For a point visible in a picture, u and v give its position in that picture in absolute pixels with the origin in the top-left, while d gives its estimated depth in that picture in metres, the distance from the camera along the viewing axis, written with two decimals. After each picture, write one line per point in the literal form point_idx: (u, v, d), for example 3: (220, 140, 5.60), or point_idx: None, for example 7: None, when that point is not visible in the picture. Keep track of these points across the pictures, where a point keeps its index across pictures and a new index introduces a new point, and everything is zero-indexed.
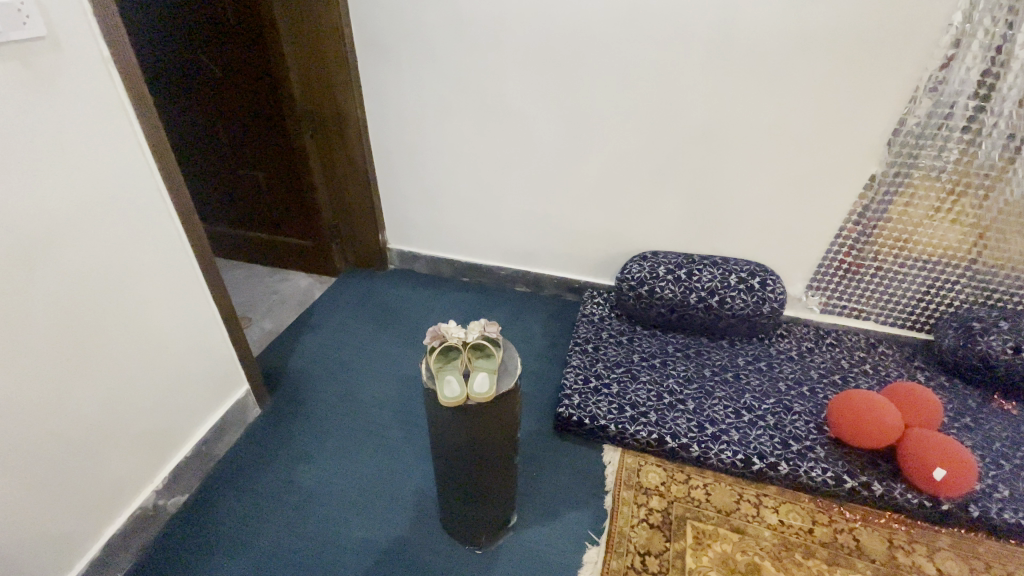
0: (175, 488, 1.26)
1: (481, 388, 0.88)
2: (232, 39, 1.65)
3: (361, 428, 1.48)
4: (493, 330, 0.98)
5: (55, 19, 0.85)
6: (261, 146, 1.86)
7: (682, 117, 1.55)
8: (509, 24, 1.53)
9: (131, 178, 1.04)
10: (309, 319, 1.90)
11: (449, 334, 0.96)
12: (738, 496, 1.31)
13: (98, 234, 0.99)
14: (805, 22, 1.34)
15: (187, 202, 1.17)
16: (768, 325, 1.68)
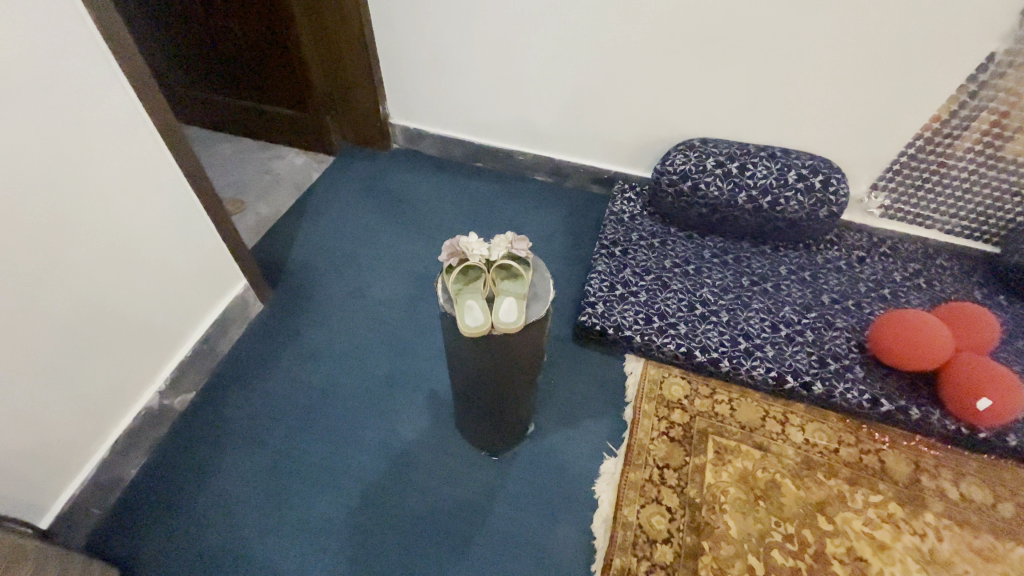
0: (179, 386, 1.20)
1: (509, 320, 0.76)
2: None
3: (370, 327, 1.39)
4: (522, 245, 0.82)
5: None
6: None
7: None
8: None
9: (54, 32, 0.79)
10: (307, 205, 1.72)
11: (470, 251, 0.80)
12: (764, 412, 1.26)
13: (27, 109, 0.78)
14: None
15: (139, 67, 0.93)
16: (820, 230, 1.50)
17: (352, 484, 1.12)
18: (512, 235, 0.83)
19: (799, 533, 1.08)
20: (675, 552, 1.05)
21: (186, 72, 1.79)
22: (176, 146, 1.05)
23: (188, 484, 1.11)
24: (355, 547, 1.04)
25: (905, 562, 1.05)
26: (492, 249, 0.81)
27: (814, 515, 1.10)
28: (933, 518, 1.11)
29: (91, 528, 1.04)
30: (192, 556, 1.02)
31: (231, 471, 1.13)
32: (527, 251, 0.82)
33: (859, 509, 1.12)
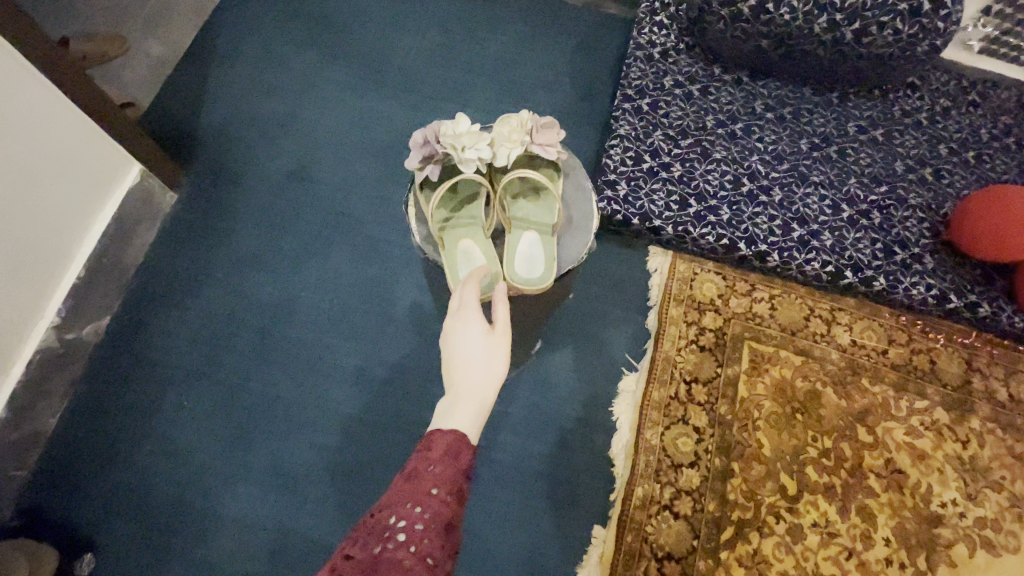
0: (83, 312, 0.94)
1: (545, 268, 0.74)
2: None
3: (324, 220, 1.08)
4: (545, 142, 0.73)
5: None
6: None
7: None
8: None
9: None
10: (215, 41, 1.24)
11: (467, 158, 0.69)
12: (809, 311, 1.07)
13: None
14: None
15: None
16: (909, 71, 1.13)
17: (328, 420, 0.94)
18: (529, 122, 0.73)
19: (836, 447, 0.98)
20: (702, 476, 0.94)
21: None
22: None
23: (130, 431, 0.92)
24: (339, 492, 0.90)
25: (943, 471, 0.97)
26: (507, 153, 0.72)
27: (855, 426, 0.99)
28: (978, 424, 1.00)
29: (20, 489, 0.87)
30: (153, 514, 0.87)
31: (179, 412, 0.93)
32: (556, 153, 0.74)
33: (902, 417, 1.00)
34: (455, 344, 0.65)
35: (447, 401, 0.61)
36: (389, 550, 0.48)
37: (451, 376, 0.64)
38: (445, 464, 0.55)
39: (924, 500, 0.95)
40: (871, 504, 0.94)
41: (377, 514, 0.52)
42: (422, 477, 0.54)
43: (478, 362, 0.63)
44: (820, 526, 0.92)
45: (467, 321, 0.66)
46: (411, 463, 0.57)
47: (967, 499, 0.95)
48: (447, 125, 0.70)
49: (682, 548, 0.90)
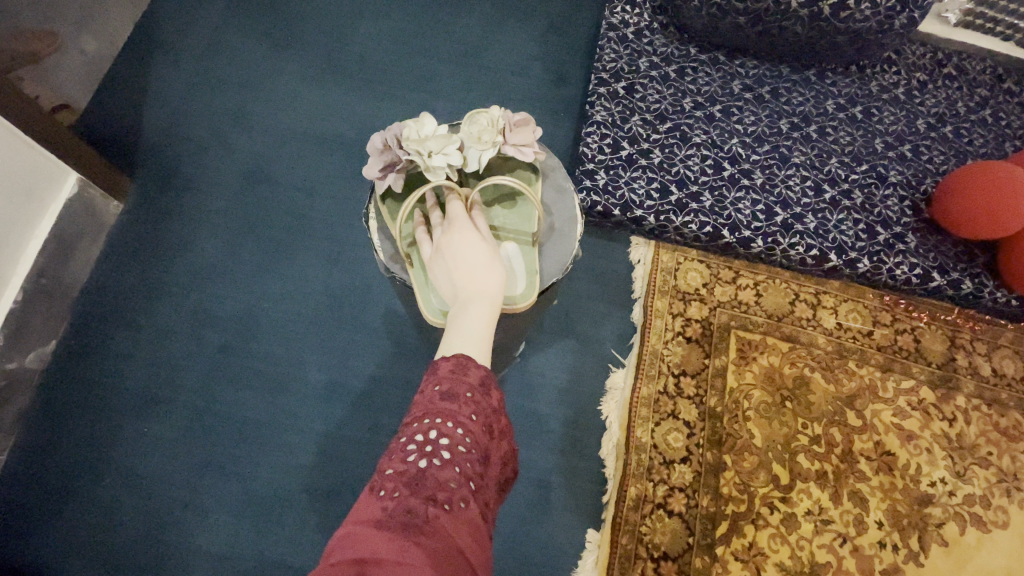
0: (23, 341, 0.86)
1: (527, 283, 0.70)
2: None
3: (287, 225, 1.01)
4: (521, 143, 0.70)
5: None
6: None
7: None
8: None
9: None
10: (155, 33, 1.14)
11: (436, 164, 0.66)
12: (794, 296, 1.06)
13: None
14: None
15: None
16: (885, 46, 1.11)
17: (303, 438, 0.89)
18: (501, 121, 0.69)
19: (826, 433, 0.97)
20: (694, 471, 0.92)
21: None
22: None
23: (86, 464, 0.85)
24: (319, 513, 0.86)
25: (931, 450, 0.97)
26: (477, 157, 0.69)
27: (844, 411, 0.98)
28: (963, 401, 1.00)
29: None
30: (117, 551, 0.81)
31: (139, 439, 0.87)
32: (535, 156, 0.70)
33: (890, 398, 1.00)
34: (450, 254, 0.65)
35: (457, 308, 0.62)
36: (436, 467, 0.46)
37: (453, 287, 0.64)
38: (482, 389, 0.54)
39: (913, 481, 0.95)
40: (863, 488, 0.94)
41: (413, 430, 0.49)
42: (460, 398, 0.52)
43: (479, 269, 0.64)
44: (814, 514, 0.92)
45: (459, 232, 0.67)
46: (442, 377, 0.54)
47: (955, 478, 0.95)
48: (411, 127, 0.67)
49: (678, 547, 0.88)
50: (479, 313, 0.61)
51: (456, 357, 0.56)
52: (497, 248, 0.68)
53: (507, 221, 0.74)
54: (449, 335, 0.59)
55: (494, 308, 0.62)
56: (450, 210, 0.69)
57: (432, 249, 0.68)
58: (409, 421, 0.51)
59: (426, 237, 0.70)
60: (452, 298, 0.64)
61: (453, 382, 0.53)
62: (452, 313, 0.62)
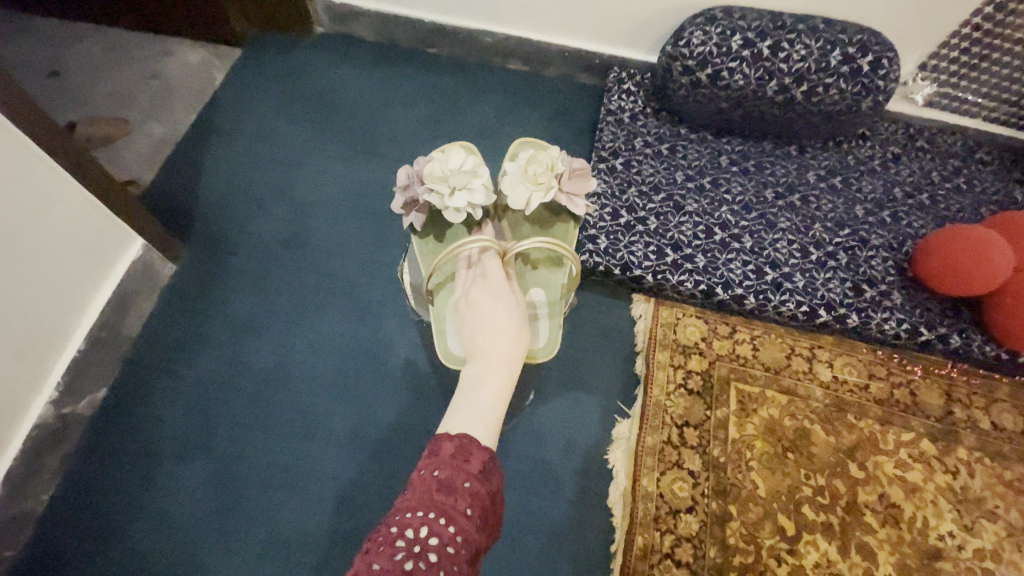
0: (79, 386, 0.94)
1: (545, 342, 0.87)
2: None
3: (319, 285, 1.12)
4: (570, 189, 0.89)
5: None
6: None
7: None
8: None
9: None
10: (214, 121, 1.32)
11: (457, 202, 0.81)
12: (790, 350, 1.11)
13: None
14: None
15: None
16: (857, 125, 1.24)
17: (324, 483, 0.95)
18: (541, 178, 0.86)
19: (830, 484, 0.99)
20: (700, 522, 0.95)
21: None
22: None
23: (122, 504, 0.91)
24: (336, 557, 0.90)
25: (937, 503, 0.98)
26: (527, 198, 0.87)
27: (846, 463, 1.01)
28: (965, 453, 1.02)
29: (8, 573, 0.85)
30: None
31: (172, 483, 0.93)
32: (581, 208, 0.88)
33: (891, 450, 1.02)
34: (480, 310, 0.75)
35: (474, 375, 0.69)
36: (420, 570, 0.48)
37: (476, 350, 0.72)
38: (481, 479, 0.56)
39: (921, 534, 0.95)
40: (870, 541, 0.95)
41: (405, 522, 0.51)
42: (457, 488, 0.55)
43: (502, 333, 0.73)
44: (823, 567, 0.92)
45: (492, 290, 0.76)
46: (444, 463, 0.57)
47: (964, 531, 0.96)
48: (439, 169, 0.82)
49: None
50: (491, 387, 0.67)
51: (462, 436, 0.59)
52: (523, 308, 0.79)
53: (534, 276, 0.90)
54: (459, 405, 0.65)
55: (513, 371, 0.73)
56: (486, 263, 0.79)
57: (463, 303, 0.77)
58: (402, 510, 0.53)
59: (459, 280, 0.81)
60: (472, 362, 0.72)
61: (453, 471, 0.56)
62: (467, 379, 0.69)
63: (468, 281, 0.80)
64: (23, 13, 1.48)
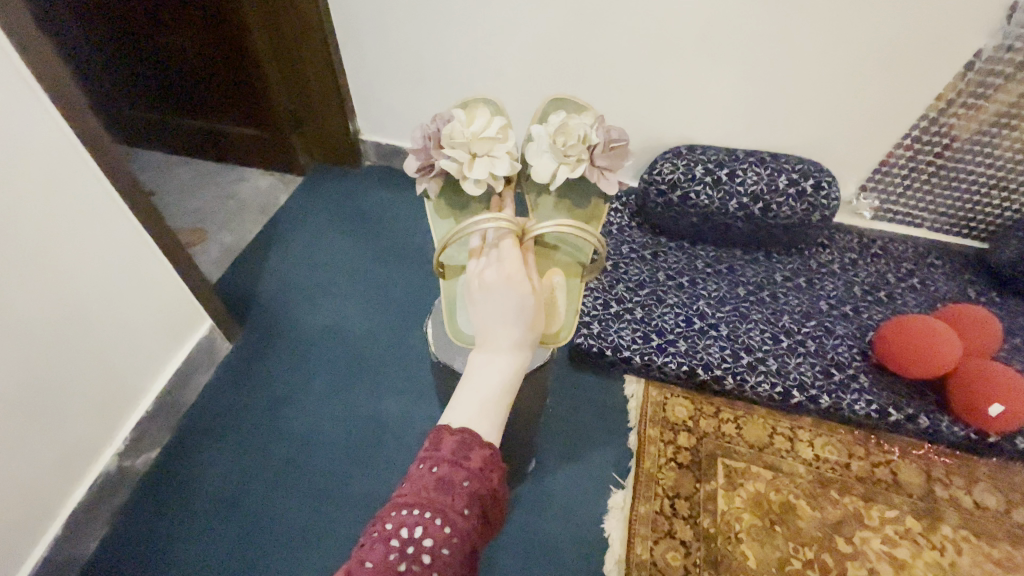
0: (141, 444, 1.09)
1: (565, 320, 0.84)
2: None
3: (350, 365, 1.30)
4: (603, 164, 0.90)
5: None
6: (190, 17, 1.45)
7: None
8: None
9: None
10: (275, 231, 1.61)
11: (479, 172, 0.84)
12: (771, 429, 1.21)
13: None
14: None
15: (88, 118, 0.85)
16: (813, 235, 1.46)
17: (340, 543, 1.03)
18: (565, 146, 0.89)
19: (818, 558, 1.03)
20: None
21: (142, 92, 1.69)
22: (118, 183, 0.92)
23: (160, 556, 1.00)
24: None
25: None
26: (553, 170, 0.91)
27: (832, 537, 1.06)
28: (950, 531, 1.06)
29: None
30: None
31: (205, 537, 1.03)
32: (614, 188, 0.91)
33: (876, 526, 1.07)
34: (490, 293, 0.65)
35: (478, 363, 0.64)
36: (415, 572, 0.51)
37: (482, 335, 0.65)
38: (479, 477, 0.58)
39: None
40: None
41: (402, 522, 0.54)
42: (455, 491, 0.57)
43: (509, 321, 0.64)
44: None
45: (507, 269, 0.65)
46: (443, 460, 0.58)
47: None
48: (463, 135, 0.85)
49: None
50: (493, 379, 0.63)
51: (461, 437, 0.59)
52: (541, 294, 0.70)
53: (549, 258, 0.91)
54: (461, 396, 0.63)
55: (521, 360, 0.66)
56: (502, 242, 0.70)
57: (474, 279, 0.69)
58: (401, 505, 0.56)
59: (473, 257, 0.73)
60: (478, 346, 0.65)
61: (451, 472, 0.57)
62: (472, 366, 0.65)
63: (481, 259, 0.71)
64: (137, 151, 1.88)
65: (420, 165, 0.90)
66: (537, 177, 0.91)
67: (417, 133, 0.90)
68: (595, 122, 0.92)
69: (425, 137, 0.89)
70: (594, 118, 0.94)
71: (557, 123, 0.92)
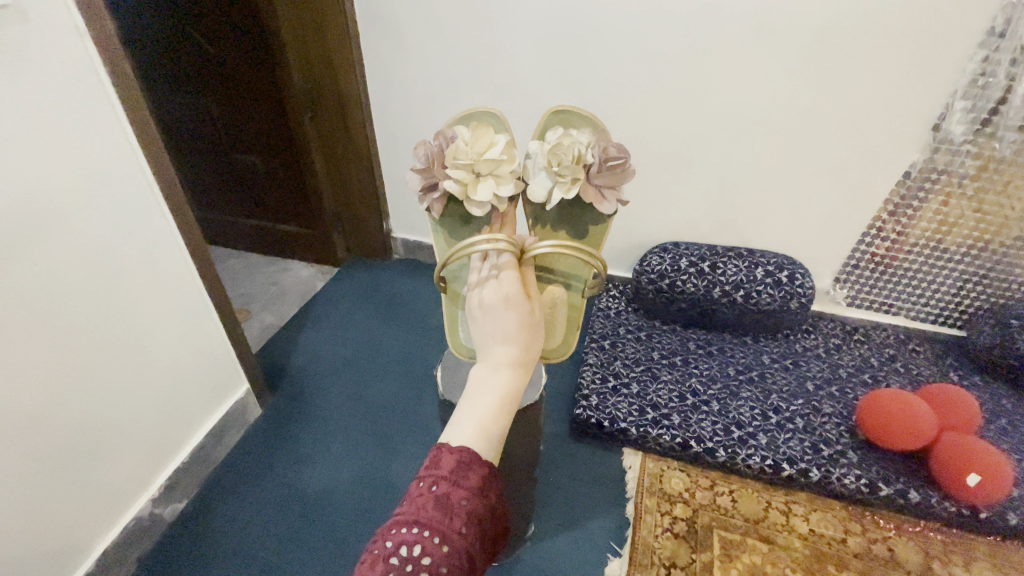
0: (172, 495, 1.19)
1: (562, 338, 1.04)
2: (231, 43, 1.59)
3: (368, 430, 1.41)
4: (599, 182, 1.00)
5: (41, 66, 0.78)
6: (263, 140, 1.79)
7: (707, 114, 1.44)
8: (523, 10, 1.40)
9: (52, 45, 0.79)
10: (311, 312, 1.81)
11: (482, 196, 0.94)
12: (766, 503, 1.24)
13: (60, 215, 0.85)
14: (844, 15, 1.22)
15: (185, 211, 1.09)
16: (795, 321, 1.59)
17: None
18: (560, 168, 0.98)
19: None
20: None
21: (215, 197, 2.03)
22: (196, 262, 1.14)
23: None
24: None
25: None
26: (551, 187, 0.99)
27: None
28: None
29: None
30: None
31: None
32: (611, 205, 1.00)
33: None
34: (489, 311, 0.76)
35: (474, 377, 0.69)
36: None
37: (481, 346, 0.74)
38: (476, 496, 0.61)
39: None
40: None
41: (402, 541, 0.56)
42: (452, 510, 0.59)
43: (505, 335, 0.73)
44: None
45: (505, 292, 0.76)
46: (442, 479, 0.61)
47: None
48: (467, 156, 0.94)
49: None
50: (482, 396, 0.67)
51: (461, 456, 0.62)
52: (540, 311, 0.79)
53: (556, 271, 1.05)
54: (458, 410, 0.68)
55: (530, 360, 0.73)
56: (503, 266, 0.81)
57: (476, 299, 0.79)
58: (401, 525, 0.57)
59: (473, 286, 0.83)
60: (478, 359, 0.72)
61: (450, 491, 0.60)
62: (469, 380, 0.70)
63: (481, 283, 0.81)
64: None
65: (425, 184, 0.97)
66: (536, 196, 1.00)
67: (419, 149, 0.96)
68: (591, 142, 1.00)
69: (428, 156, 0.95)
70: (591, 137, 1.01)
71: (554, 143, 0.99)
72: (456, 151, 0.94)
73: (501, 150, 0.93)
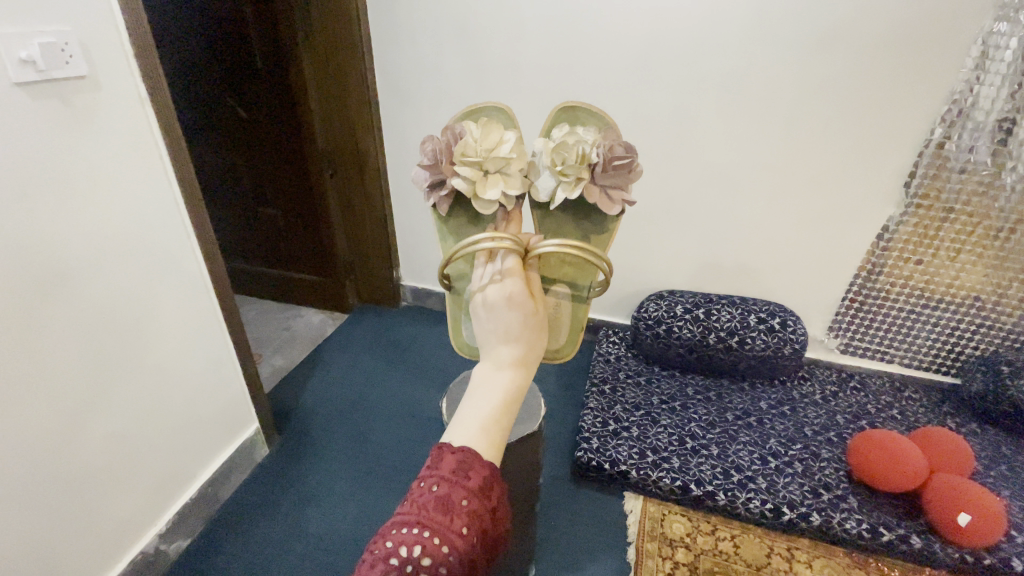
0: (177, 531, 1.20)
1: (568, 338, 1.10)
2: (264, 109, 1.77)
3: (372, 471, 1.43)
4: (603, 182, 0.98)
5: (111, 128, 0.91)
6: (286, 195, 1.94)
7: (695, 173, 1.56)
8: (528, 82, 1.57)
9: (122, 118, 0.92)
10: (321, 356, 1.88)
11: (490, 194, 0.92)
12: (769, 549, 1.24)
13: (109, 255, 0.95)
14: (813, 88, 1.37)
15: (216, 257, 1.18)
16: (790, 367, 1.64)
17: None
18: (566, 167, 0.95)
19: None
20: None
21: (236, 247, 2.15)
22: (222, 303, 1.22)
23: None
24: None
25: None
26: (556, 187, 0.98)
27: None
28: None
29: None
30: None
31: None
32: (618, 206, 0.99)
33: None
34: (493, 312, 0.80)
35: (478, 379, 0.74)
36: None
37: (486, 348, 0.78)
38: (477, 497, 0.64)
39: None
40: None
41: (404, 540, 0.59)
42: (453, 511, 0.62)
43: (507, 336, 0.77)
44: None
45: (509, 293, 0.80)
46: (444, 481, 0.64)
47: None
48: (473, 153, 0.92)
49: None
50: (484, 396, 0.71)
51: (461, 459, 0.65)
52: (543, 311, 0.84)
53: (565, 274, 1.06)
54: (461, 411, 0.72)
55: (531, 359, 0.78)
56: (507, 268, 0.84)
57: (480, 300, 0.83)
58: (403, 524, 0.61)
59: (476, 289, 0.87)
60: (481, 361, 0.77)
61: (451, 492, 0.63)
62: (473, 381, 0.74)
63: (483, 287, 0.85)
64: None
65: (431, 180, 0.98)
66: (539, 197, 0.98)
67: (425, 146, 0.96)
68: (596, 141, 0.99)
69: (435, 153, 0.96)
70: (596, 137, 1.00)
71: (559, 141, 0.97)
72: (464, 147, 0.93)
73: (512, 149, 0.93)
